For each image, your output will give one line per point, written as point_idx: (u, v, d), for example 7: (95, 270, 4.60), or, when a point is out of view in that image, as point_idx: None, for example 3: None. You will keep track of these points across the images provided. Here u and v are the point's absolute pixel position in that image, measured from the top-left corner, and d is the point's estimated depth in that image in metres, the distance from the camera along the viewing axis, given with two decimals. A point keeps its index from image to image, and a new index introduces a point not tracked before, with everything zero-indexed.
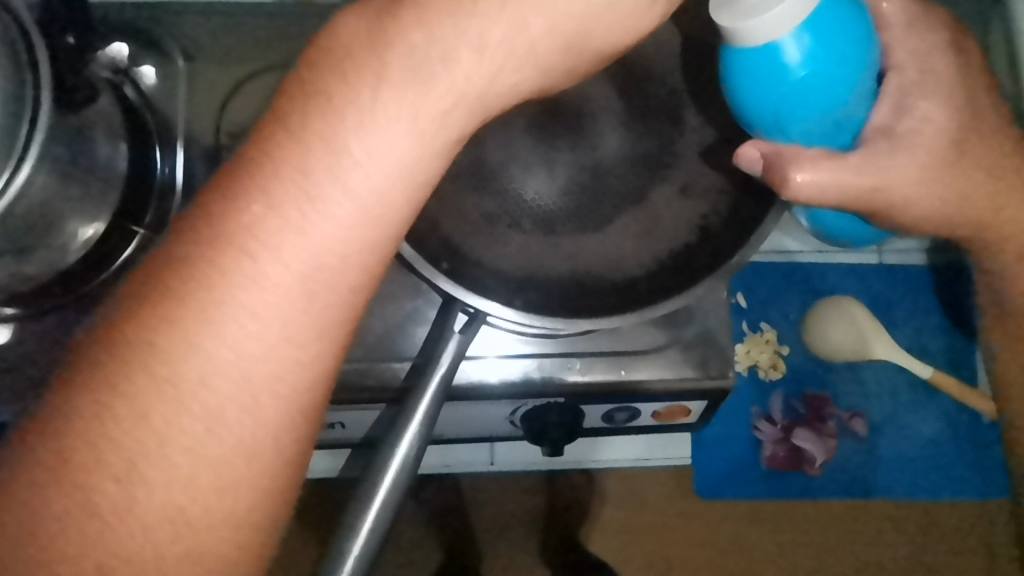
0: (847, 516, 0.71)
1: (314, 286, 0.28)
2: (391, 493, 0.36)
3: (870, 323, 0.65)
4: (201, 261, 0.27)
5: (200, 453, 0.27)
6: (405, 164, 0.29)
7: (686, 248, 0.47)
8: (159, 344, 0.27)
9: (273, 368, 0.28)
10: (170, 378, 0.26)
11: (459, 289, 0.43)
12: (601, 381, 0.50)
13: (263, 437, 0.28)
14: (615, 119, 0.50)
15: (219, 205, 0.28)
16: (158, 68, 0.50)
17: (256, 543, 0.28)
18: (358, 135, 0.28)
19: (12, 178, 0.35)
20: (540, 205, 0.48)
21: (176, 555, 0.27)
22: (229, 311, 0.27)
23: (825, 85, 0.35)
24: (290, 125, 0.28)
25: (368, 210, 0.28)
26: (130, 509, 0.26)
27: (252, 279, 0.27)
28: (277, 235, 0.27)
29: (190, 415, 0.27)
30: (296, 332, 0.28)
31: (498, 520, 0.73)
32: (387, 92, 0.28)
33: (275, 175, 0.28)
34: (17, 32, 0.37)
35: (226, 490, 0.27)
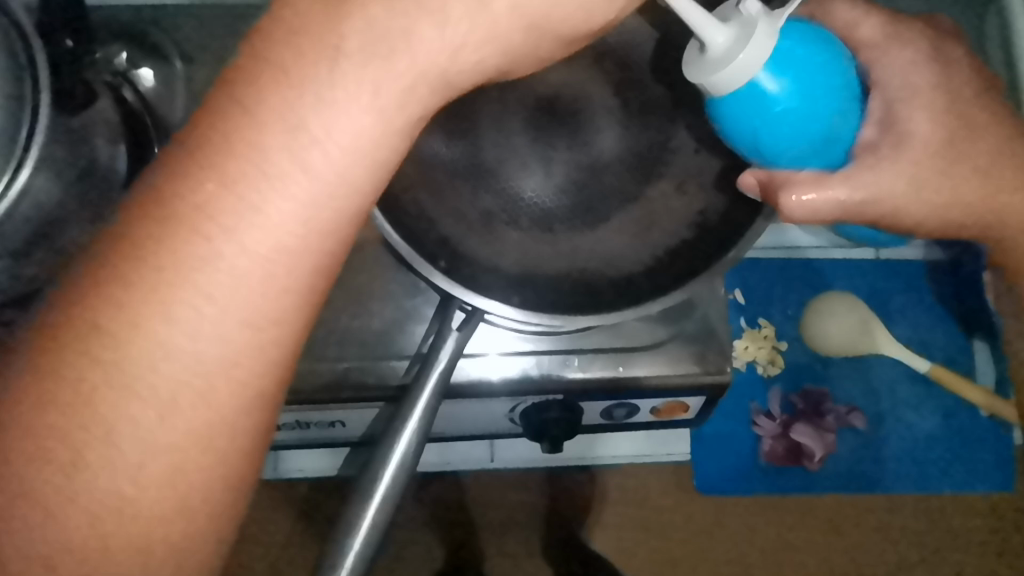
0: (847, 511, 0.72)
1: (270, 267, 0.28)
2: (391, 490, 0.38)
3: (867, 316, 0.67)
4: (153, 242, 0.27)
5: (157, 436, 0.27)
6: (361, 142, 0.29)
7: (682, 244, 0.47)
8: (114, 329, 0.27)
9: (231, 349, 0.28)
10: (125, 361, 0.27)
11: (456, 287, 0.44)
12: (600, 378, 0.51)
13: (221, 416, 0.28)
14: (612, 118, 0.51)
15: (175, 184, 0.27)
16: (157, 71, 0.51)
17: (221, 519, 0.29)
18: (314, 115, 0.28)
19: (13, 180, 0.37)
20: (538, 203, 0.49)
21: (137, 535, 0.27)
22: (183, 293, 0.27)
23: (809, 110, 0.36)
24: (241, 101, 0.28)
25: (325, 191, 0.29)
26: (90, 491, 0.27)
27: (208, 261, 0.28)
28: (233, 218, 0.28)
29: (147, 397, 0.27)
30: (255, 313, 0.28)
31: (501, 516, 0.74)
32: (344, 71, 0.28)
33: (229, 154, 0.28)
34: (17, 36, 0.38)
35: (186, 470, 0.28)
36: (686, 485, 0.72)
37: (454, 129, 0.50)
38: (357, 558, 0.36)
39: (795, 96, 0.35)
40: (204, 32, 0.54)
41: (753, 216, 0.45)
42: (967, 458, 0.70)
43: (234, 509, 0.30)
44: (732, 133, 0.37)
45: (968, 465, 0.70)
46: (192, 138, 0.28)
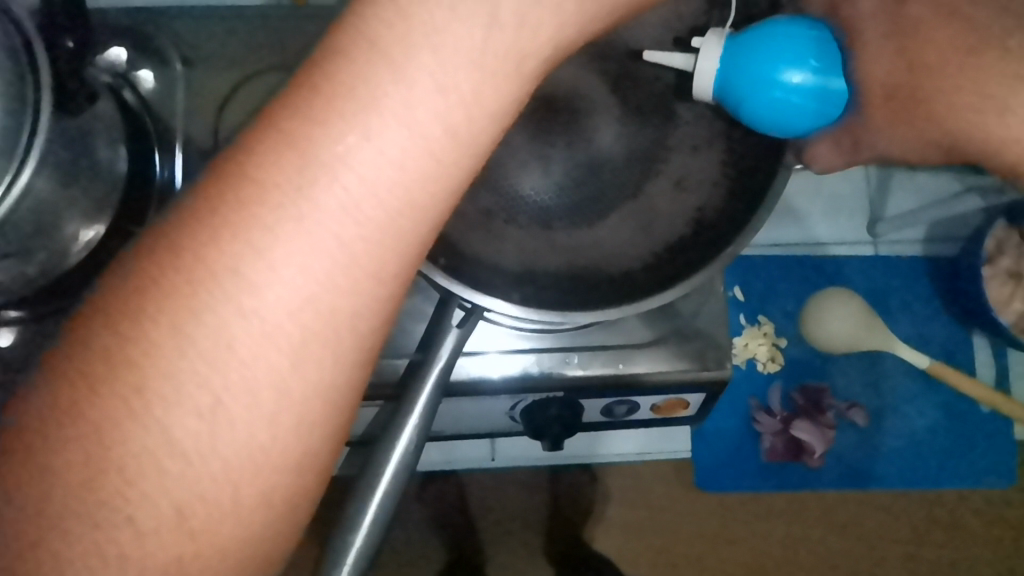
0: (847, 508, 0.72)
1: (400, 222, 0.26)
2: (392, 488, 0.38)
3: (868, 314, 0.65)
4: (272, 187, 0.24)
5: (280, 395, 0.24)
6: (500, 106, 0.27)
7: (681, 240, 0.47)
8: (245, 274, 0.24)
9: (356, 306, 0.25)
10: (256, 310, 0.24)
11: (455, 285, 0.44)
12: (600, 375, 0.51)
13: (340, 379, 0.26)
14: (611, 115, 0.51)
15: (296, 128, 0.25)
16: (157, 73, 0.51)
17: (316, 488, 0.27)
18: (463, 72, 0.26)
19: (14, 181, 0.37)
20: (537, 200, 0.49)
21: (251, 498, 0.24)
22: (317, 238, 0.25)
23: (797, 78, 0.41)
24: (379, 42, 0.25)
25: (463, 147, 0.27)
26: (212, 446, 0.24)
27: (341, 204, 0.25)
28: (369, 160, 0.25)
29: (279, 351, 0.24)
30: (382, 265, 0.26)
31: (501, 515, 0.75)
32: (495, 39, 0.27)
33: (364, 92, 0.25)
34: (19, 39, 0.38)
35: (305, 432, 0.25)
36: (688, 483, 0.72)
37: None
38: (359, 555, 0.36)
39: (787, 69, 0.40)
40: (202, 34, 0.54)
41: (750, 214, 0.46)
42: (968, 454, 0.70)
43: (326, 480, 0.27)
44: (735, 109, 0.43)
45: (969, 462, 0.70)
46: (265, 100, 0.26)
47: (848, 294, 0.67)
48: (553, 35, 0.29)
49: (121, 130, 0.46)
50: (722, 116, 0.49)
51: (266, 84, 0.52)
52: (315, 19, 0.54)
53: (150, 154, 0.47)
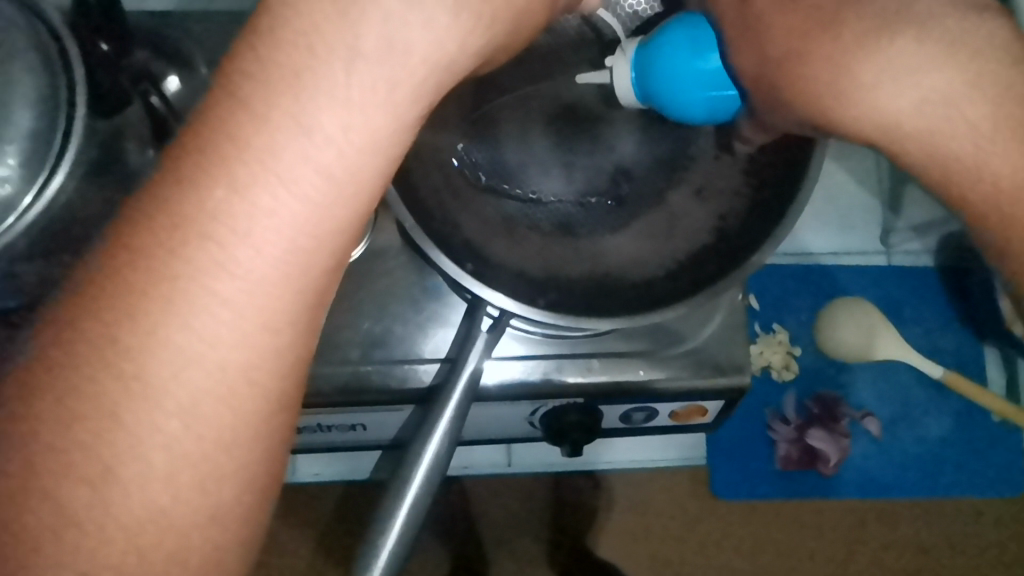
0: (858, 518, 0.72)
1: (286, 270, 0.29)
2: (422, 493, 0.38)
3: (882, 323, 0.66)
4: (162, 250, 0.27)
5: (175, 450, 0.27)
6: (372, 135, 0.29)
7: (702, 249, 0.47)
8: (125, 341, 0.27)
9: (249, 356, 0.28)
10: (140, 373, 0.27)
11: (484, 291, 0.43)
12: (619, 382, 0.51)
13: (239, 429, 0.28)
14: (631, 122, 0.51)
15: (178, 191, 0.27)
16: (183, 76, 0.48)
17: (242, 531, 0.29)
18: (327, 109, 0.28)
19: (47, 182, 0.38)
20: (558, 205, 0.50)
21: (162, 556, 0.27)
22: (198, 298, 0.27)
23: (697, 74, 0.40)
24: (251, 105, 0.28)
25: (338, 188, 0.29)
26: (106, 512, 0.26)
27: (220, 265, 0.27)
28: (245, 221, 0.28)
29: (165, 412, 0.27)
30: (272, 318, 0.29)
31: (513, 521, 0.74)
32: (360, 68, 0.28)
33: (237, 159, 0.28)
34: (49, 34, 0.39)
35: (211, 483, 0.28)
36: (702, 491, 0.72)
37: (477, 135, 0.50)
38: (391, 557, 0.37)
39: (691, 69, 0.40)
40: (219, 35, 0.53)
41: (772, 224, 0.46)
42: (978, 462, 0.70)
43: (258, 527, 0.30)
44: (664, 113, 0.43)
45: (980, 470, 0.70)
46: (190, 136, 0.28)
47: (863, 302, 0.68)
48: (440, 53, 0.30)
49: (145, 132, 0.45)
50: None
51: None
52: None
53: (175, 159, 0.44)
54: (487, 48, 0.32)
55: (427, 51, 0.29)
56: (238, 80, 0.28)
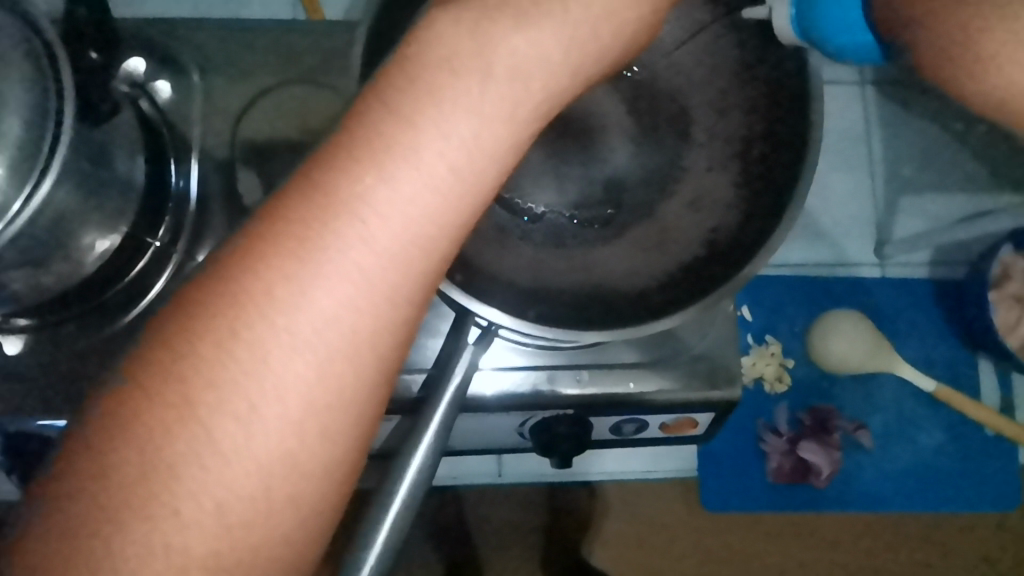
0: (852, 530, 0.71)
1: (412, 249, 0.28)
2: (405, 507, 0.38)
3: (875, 336, 0.66)
4: (313, 211, 0.27)
5: (311, 403, 0.27)
6: (498, 146, 0.29)
7: (694, 260, 0.47)
8: (277, 295, 0.26)
9: (374, 327, 0.28)
10: (288, 326, 0.26)
11: (471, 302, 0.42)
12: (608, 394, 0.51)
13: (359, 400, 0.28)
14: (626, 135, 0.53)
15: (330, 171, 0.28)
16: (174, 84, 0.51)
17: (339, 502, 0.28)
18: (463, 118, 0.28)
19: (34, 191, 0.37)
20: (550, 215, 0.51)
21: (281, 500, 0.26)
22: (339, 262, 0.27)
23: (850, 21, 0.37)
24: (397, 107, 0.28)
25: (466, 185, 0.29)
26: (245, 447, 0.26)
27: (362, 234, 0.27)
28: (387, 198, 0.28)
29: (306, 365, 0.26)
30: (397, 292, 0.28)
31: (503, 531, 0.74)
32: (492, 89, 0.29)
33: (385, 147, 0.28)
34: (40, 44, 0.38)
35: (327, 441, 0.27)
36: (693, 503, 0.71)
37: None
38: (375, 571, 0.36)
39: None
40: (218, 42, 0.53)
41: (765, 233, 0.45)
42: (971, 476, 0.70)
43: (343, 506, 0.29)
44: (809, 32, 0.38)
45: (972, 484, 0.70)
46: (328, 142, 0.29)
47: (856, 315, 0.67)
48: (548, 87, 0.31)
49: (140, 140, 0.46)
50: (739, 136, 0.49)
51: (286, 95, 0.52)
52: (333, 33, 0.54)
53: (166, 164, 0.48)
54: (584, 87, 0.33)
55: (549, 82, 0.31)
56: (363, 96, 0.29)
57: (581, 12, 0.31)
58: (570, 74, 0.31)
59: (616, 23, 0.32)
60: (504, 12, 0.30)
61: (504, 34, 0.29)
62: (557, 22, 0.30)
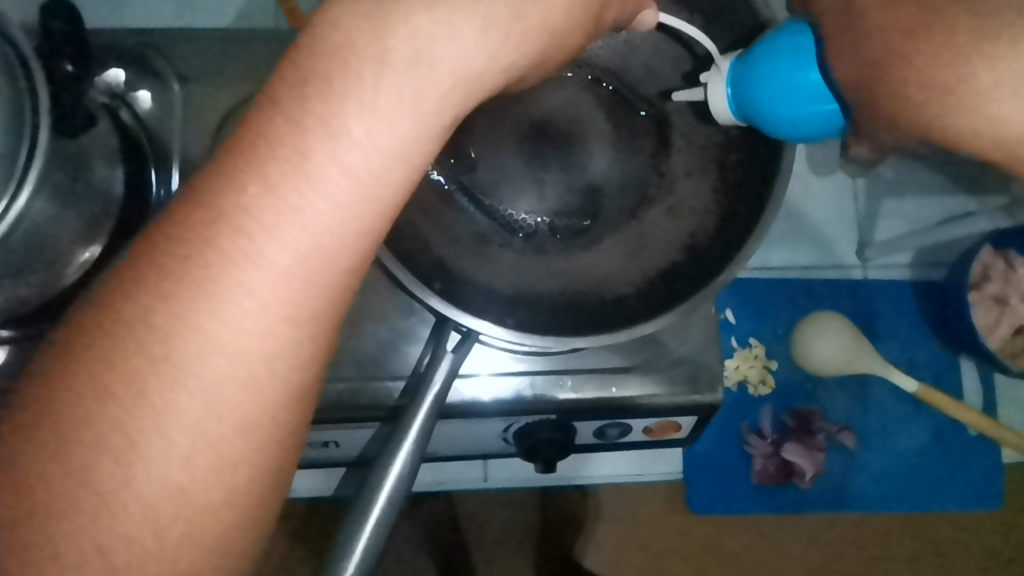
0: (837, 530, 0.72)
1: (308, 265, 0.28)
2: (385, 513, 0.38)
3: (857, 338, 0.66)
4: (194, 239, 0.27)
5: (198, 432, 0.27)
6: (399, 145, 0.29)
7: (672, 266, 0.48)
8: (157, 324, 0.27)
9: (269, 345, 0.28)
10: (170, 354, 0.27)
11: (450, 308, 0.42)
12: (590, 399, 0.51)
13: (260, 417, 0.28)
14: (605, 140, 0.53)
15: (215, 190, 0.28)
16: (155, 93, 0.51)
17: (251, 521, 0.29)
18: (357, 116, 0.28)
19: (12, 203, 0.37)
20: (530, 221, 0.51)
21: (175, 535, 0.27)
22: (225, 288, 0.27)
23: (798, 88, 0.38)
24: (290, 113, 0.28)
25: (364, 192, 0.28)
26: (127, 484, 0.26)
27: (249, 257, 0.27)
28: (273, 215, 0.28)
29: (188, 393, 0.27)
30: (295, 310, 0.28)
31: (489, 534, 0.74)
32: (389, 80, 0.28)
33: (271, 159, 0.28)
34: (16, 56, 0.37)
35: (226, 465, 0.27)
36: (680, 505, 0.72)
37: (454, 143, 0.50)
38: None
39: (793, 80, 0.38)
40: (199, 52, 0.53)
41: (742, 237, 0.45)
42: (957, 476, 0.70)
43: (266, 520, 0.30)
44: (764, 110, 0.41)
45: (957, 484, 0.70)
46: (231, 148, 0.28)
47: (838, 317, 0.68)
48: (456, 68, 0.29)
49: (116, 151, 0.47)
50: (715, 143, 0.50)
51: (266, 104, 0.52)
52: None
53: (146, 172, 0.48)
54: (523, 69, 0.32)
55: (455, 63, 0.29)
56: (275, 90, 0.28)
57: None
58: (489, 55, 0.30)
59: (544, 9, 0.31)
60: None
61: (407, 12, 0.28)
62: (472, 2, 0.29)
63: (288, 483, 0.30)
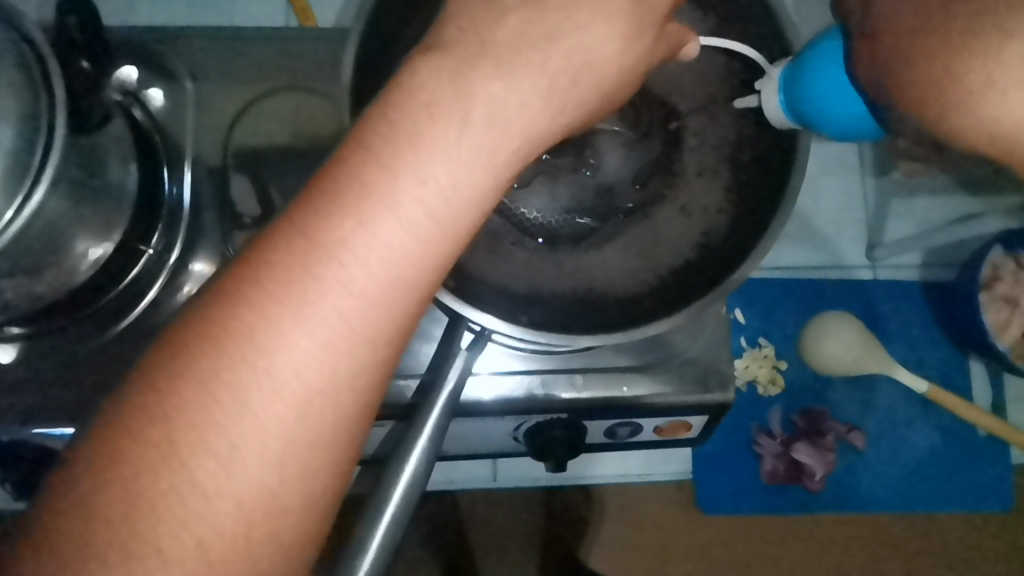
0: (845, 531, 0.72)
1: (393, 292, 0.28)
2: (400, 510, 0.38)
3: (866, 337, 0.67)
4: (293, 263, 0.27)
5: (289, 444, 0.27)
6: (476, 193, 0.29)
7: (686, 265, 0.47)
8: (257, 337, 0.27)
9: (356, 369, 0.28)
10: (269, 368, 0.27)
11: (462, 305, 0.42)
12: (603, 398, 0.51)
13: (342, 436, 0.28)
14: (617, 140, 0.51)
15: (309, 218, 0.28)
16: (167, 91, 0.51)
17: (306, 551, 0.28)
18: (441, 164, 0.29)
19: (27, 201, 0.36)
20: (542, 222, 0.50)
21: (261, 536, 0.26)
22: (319, 307, 0.27)
23: (838, 89, 0.39)
24: (380, 155, 0.28)
25: (445, 226, 0.29)
26: (225, 487, 0.26)
27: (342, 279, 0.27)
28: (367, 240, 0.28)
29: (271, 421, 0.26)
30: (380, 335, 0.28)
31: (498, 534, 0.74)
32: (469, 136, 0.29)
33: (365, 194, 0.28)
34: (32, 54, 0.37)
35: (308, 476, 0.27)
36: (688, 505, 0.72)
37: None
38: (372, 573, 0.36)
39: (836, 81, 0.39)
40: (212, 51, 0.53)
41: (758, 236, 0.45)
42: (967, 477, 0.70)
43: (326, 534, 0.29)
44: (806, 112, 0.42)
45: (967, 485, 0.70)
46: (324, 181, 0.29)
47: (848, 317, 0.68)
48: (524, 133, 0.31)
49: (133, 151, 0.47)
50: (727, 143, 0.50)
51: (280, 104, 0.52)
52: (323, 40, 0.54)
53: (159, 170, 0.48)
54: (569, 129, 0.33)
55: (524, 126, 0.31)
56: (374, 141, 0.28)
57: (559, 59, 0.31)
58: (547, 121, 0.31)
59: (559, 44, 0.32)
60: (485, 60, 0.30)
61: (485, 78, 0.30)
62: (536, 69, 0.31)
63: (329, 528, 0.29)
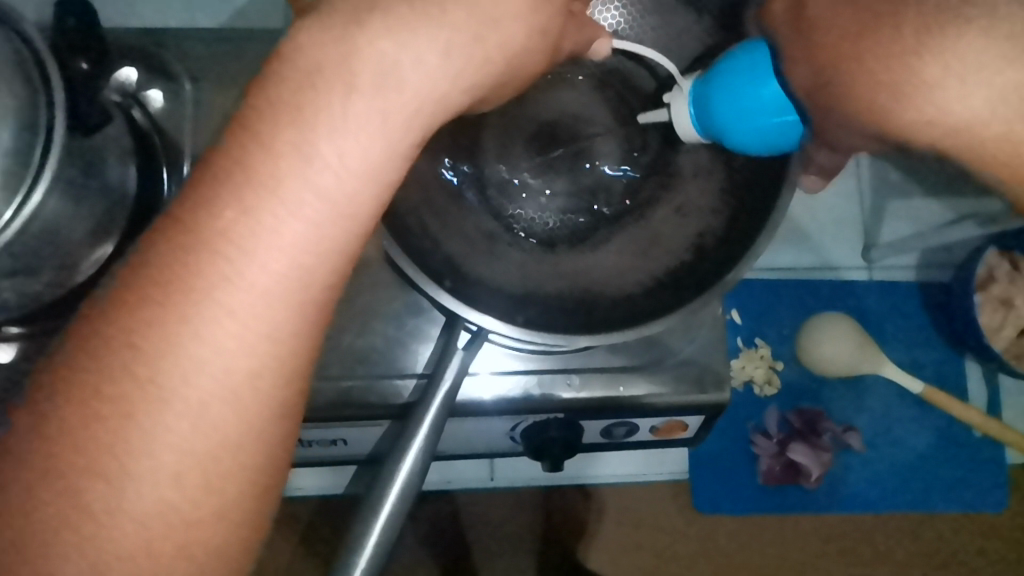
0: (843, 531, 0.72)
1: (288, 285, 0.29)
2: (396, 509, 0.38)
3: (862, 337, 0.67)
4: (177, 268, 0.28)
5: (183, 450, 0.28)
6: (370, 165, 0.30)
7: (681, 265, 0.47)
8: (141, 346, 0.28)
9: (251, 363, 0.29)
10: (154, 377, 0.28)
11: (459, 306, 0.42)
12: (600, 398, 0.51)
13: (247, 432, 0.29)
14: (615, 145, 0.54)
15: (195, 215, 0.29)
16: (167, 92, 0.51)
17: (233, 550, 0.30)
18: (327, 140, 0.29)
19: (26, 200, 0.36)
20: (539, 223, 0.52)
21: (169, 551, 0.28)
22: (208, 314, 0.28)
23: (760, 101, 0.40)
24: (265, 142, 0.29)
25: (338, 210, 0.30)
26: (120, 505, 0.27)
27: (229, 280, 0.29)
28: (250, 239, 0.29)
29: (174, 413, 0.28)
30: (277, 330, 0.30)
31: (496, 534, 0.74)
32: (356, 103, 0.30)
33: (246, 184, 0.29)
34: (29, 55, 0.37)
35: (214, 482, 0.29)
36: (685, 505, 0.72)
37: (460, 146, 0.51)
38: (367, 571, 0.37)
39: (760, 94, 0.40)
40: (211, 53, 0.53)
41: (752, 236, 0.45)
42: (963, 476, 0.71)
43: (256, 529, 0.31)
44: (723, 126, 0.42)
45: (963, 484, 0.71)
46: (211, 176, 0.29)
47: (845, 319, 0.68)
48: (421, 92, 0.31)
49: (131, 150, 0.47)
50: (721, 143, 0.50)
51: None
52: None
53: (159, 171, 0.49)
54: (488, 86, 0.33)
55: (419, 86, 0.31)
56: (250, 116, 0.29)
57: (459, 11, 0.31)
58: (452, 79, 0.32)
59: (503, 31, 0.32)
60: (374, 15, 0.30)
61: (371, 37, 0.30)
62: (433, 21, 0.31)
63: (283, 488, 0.32)
